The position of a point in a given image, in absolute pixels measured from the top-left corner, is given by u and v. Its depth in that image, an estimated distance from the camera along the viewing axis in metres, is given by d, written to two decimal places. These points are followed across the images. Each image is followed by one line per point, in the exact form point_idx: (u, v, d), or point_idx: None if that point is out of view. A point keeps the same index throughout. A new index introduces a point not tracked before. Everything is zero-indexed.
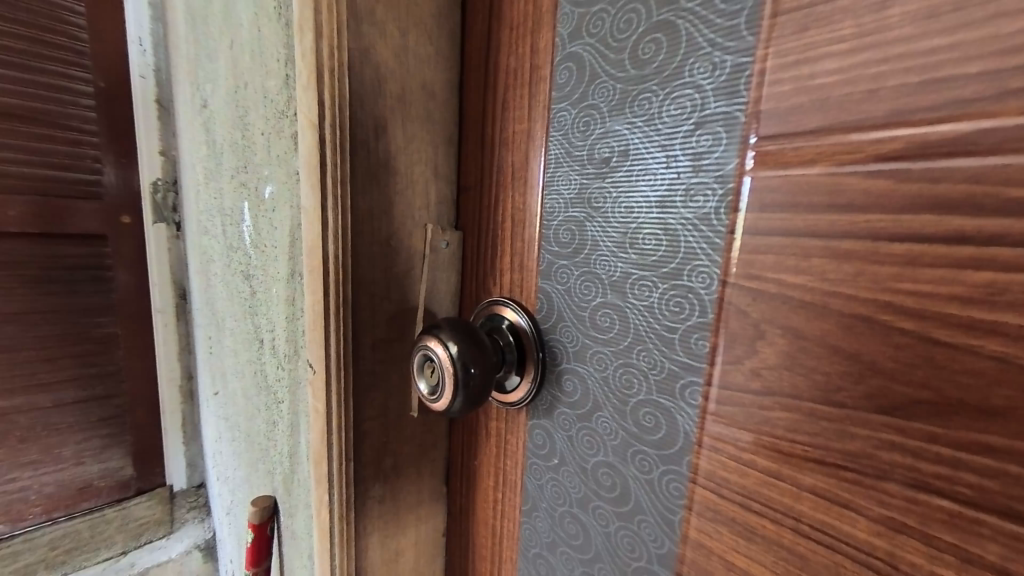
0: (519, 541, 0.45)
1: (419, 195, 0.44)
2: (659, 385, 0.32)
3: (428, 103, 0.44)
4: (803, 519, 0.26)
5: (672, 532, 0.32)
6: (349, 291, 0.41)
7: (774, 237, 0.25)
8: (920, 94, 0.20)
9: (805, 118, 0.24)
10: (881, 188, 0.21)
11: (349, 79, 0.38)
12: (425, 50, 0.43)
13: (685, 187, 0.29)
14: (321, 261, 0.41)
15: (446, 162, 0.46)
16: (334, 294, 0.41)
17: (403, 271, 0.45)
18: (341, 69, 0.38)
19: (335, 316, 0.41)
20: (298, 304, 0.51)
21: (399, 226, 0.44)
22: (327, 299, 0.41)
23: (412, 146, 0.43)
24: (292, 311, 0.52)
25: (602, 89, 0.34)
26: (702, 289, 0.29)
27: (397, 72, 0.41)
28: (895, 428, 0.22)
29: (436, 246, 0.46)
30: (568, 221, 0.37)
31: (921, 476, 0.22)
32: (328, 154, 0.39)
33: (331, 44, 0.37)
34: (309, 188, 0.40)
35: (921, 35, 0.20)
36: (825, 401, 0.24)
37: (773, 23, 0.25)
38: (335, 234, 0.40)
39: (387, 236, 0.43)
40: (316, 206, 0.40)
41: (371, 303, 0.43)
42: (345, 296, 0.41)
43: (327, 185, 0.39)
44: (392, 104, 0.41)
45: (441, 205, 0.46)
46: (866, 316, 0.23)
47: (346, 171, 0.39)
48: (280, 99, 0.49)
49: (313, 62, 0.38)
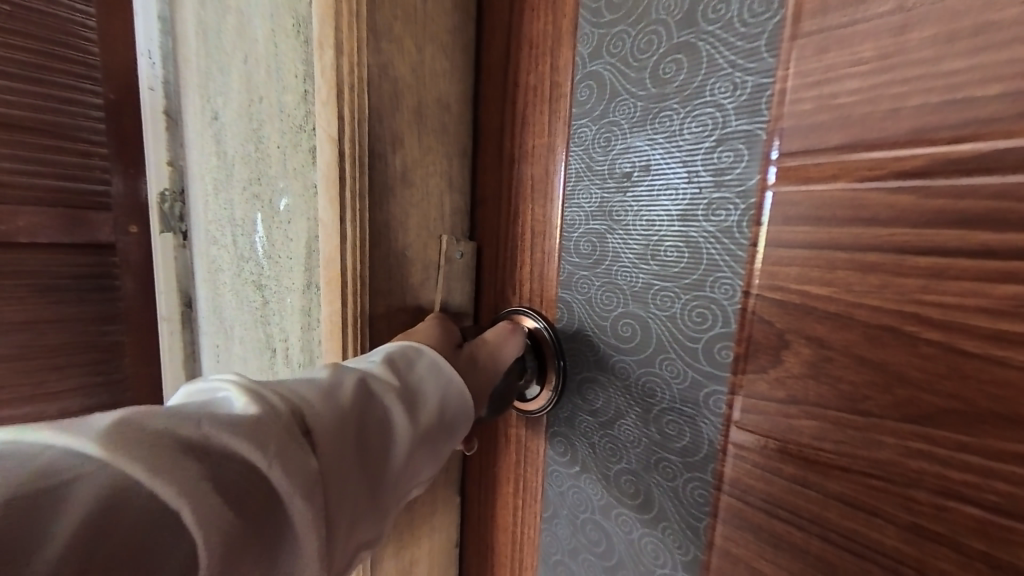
0: (540, 548, 0.46)
1: (438, 207, 0.46)
2: (683, 394, 0.32)
3: (444, 117, 0.45)
4: (831, 527, 0.26)
5: (697, 538, 0.33)
6: (367, 302, 0.42)
7: (798, 249, 0.26)
8: (940, 114, 0.22)
9: (828, 135, 0.25)
10: (903, 204, 0.23)
11: (368, 94, 0.39)
12: (441, 65, 0.44)
13: (706, 202, 0.30)
14: (339, 272, 0.42)
15: (462, 175, 0.47)
16: (352, 306, 0.42)
17: (421, 280, 0.45)
18: (360, 84, 0.39)
19: (354, 327, 0.43)
20: (314, 314, 0.53)
21: (418, 238, 0.45)
22: (346, 311, 0.42)
23: (431, 162, 0.44)
24: (306, 320, 0.54)
25: (622, 106, 0.35)
26: (725, 300, 0.30)
27: (414, 86, 0.42)
28: (924, 436, 0.23)
29: (451, 256, 0.46)
30: (589, 233, 0.38)
31: (949, 484, 0.23)
32: (347, 168, 0.40)
33: (351, 60, 0.39)
34: (326, 201, 0.41)
35: (940, 58, 0.22)
36: (852, 410, 0.25)
37: (793, 45, 0.26)
38: (354, 246, 0.41)
39: (403, 249, 0.44)
40: (333, 219, 0.41)
41: (388, 314, 0.44)
42: (362, 309, 0.42)
43: (347, 198, 0.40)
44: (407, 118, 0.42)
45: (456, 215, 0.47)
46: (890, 326, 0.24)
47: (361, 179, 0.40)
48: (298, 117, 0.51)
49: (332, 78, 0.39)
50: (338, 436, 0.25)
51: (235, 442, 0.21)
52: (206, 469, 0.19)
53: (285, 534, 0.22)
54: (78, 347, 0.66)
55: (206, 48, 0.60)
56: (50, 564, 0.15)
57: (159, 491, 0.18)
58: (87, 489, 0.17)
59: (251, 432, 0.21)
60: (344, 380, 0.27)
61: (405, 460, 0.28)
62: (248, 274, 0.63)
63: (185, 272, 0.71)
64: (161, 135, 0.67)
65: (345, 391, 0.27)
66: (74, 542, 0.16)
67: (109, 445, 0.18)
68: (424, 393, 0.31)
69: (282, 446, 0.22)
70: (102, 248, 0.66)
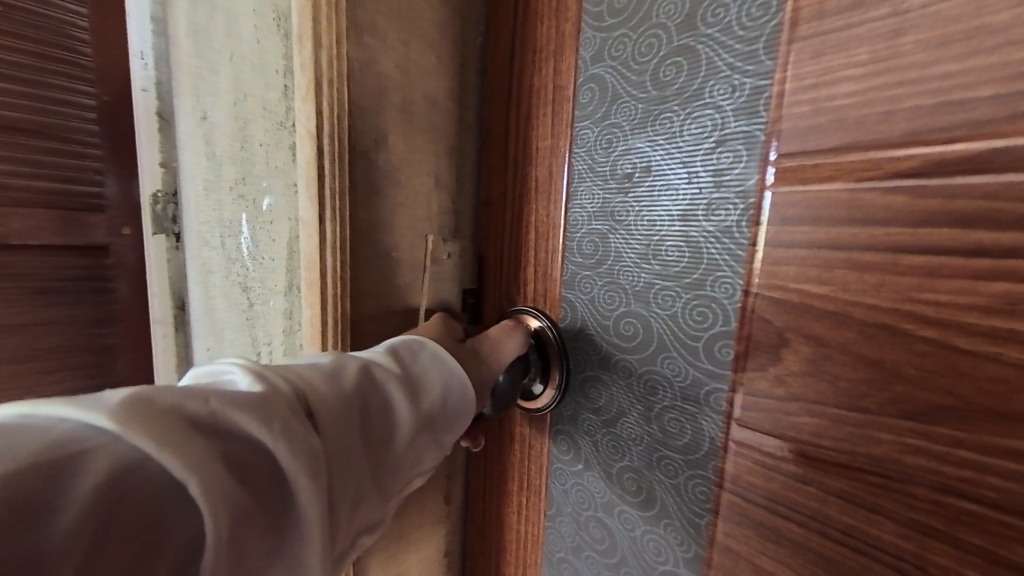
0: (544, 546, 0.46)
1: (427, 205, 0.45)
2: (683, 393, 0.33)
3: (431, 114, 0.44)
4: (830, 522, 0.27)
5: (698, 536, 0.33)
6: (348, 306, 0.41)
7: (796, 249, 0.27)
8: (932, 116, 0.22)
9: (824, 137, 0.25)
10: (898, 204, 0.23)
11: (349, 89, 0.38)
12: (427, 59, 0.43)
13: (706, 202, 0.31)
14: (319, 275, 0.39)
15: (454, 172, 0.47)
16: (334, 309, 0.40)
17: (409, 279, 0.45)
18: (340, 79, 0.37)
19: (335, 335, 0.40)
20: (296, 318, 0.46)
21: (403, 235, 0.44)
22: (329, 314, 0.40)
23: (419, 159, 0.43)
24: (288, 326, 0.46)
25: (624, 108, 0.35)
26: (725, 299, 0.30)
27: (399, 82, 0.41)
28: (920, 432, 0.23)
29: (438, 257, 0.46)
30: (592, 233, 0.38)
31: (945, 479, 0.23)
32: (328, 166, 0.38)
33: (331, 55, 0.37)
34: (307, 200, 0.39)
35: (933, 62, 0.22)
36: (850, 408, 0.25)
37: (789, 48, 0.26)
38: (336, 247, 0.39)
39: (388, 249, 0.43)
40: (314, 218, 0.39)
41: (374, 317, 0.43)
42: (343, 313, 0.40)
43: (328, 198, 0.38)
44: (393, 115, 0.41)
45: (442, 215, 0.47)
46: (887, 324, 0.24)
47: (344, 177, 0.38)
48: (275, 91, 0.42)
49: (311, 72, 0.37)
50: (342, 419, 0.24)
51: (243, 417, 0.20)
52: (215, 443, 0.19)
53: (291, 514, 0.21)
54: (80, 360, 0.48)
55: (195, 49, 0.46)
56: (70, 519, 0.14)
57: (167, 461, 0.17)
58: (97, 458, 0.16)
59: (261, 407, 0.20)
60: (345, 366, 0.27)
61: (406, 444, 0.28)
62: (232, 277, 0.49)
63: (181, 276, 0.52)
64: (156, 137, 0.48)
65: (347, 376, 0.26)
66: (90, 507, 0.15)
67: (121, 417, 0.17)
68: (425, 381, 0.31)
69: (292, 423, 0.21)
70: (94, 249, 0.47)
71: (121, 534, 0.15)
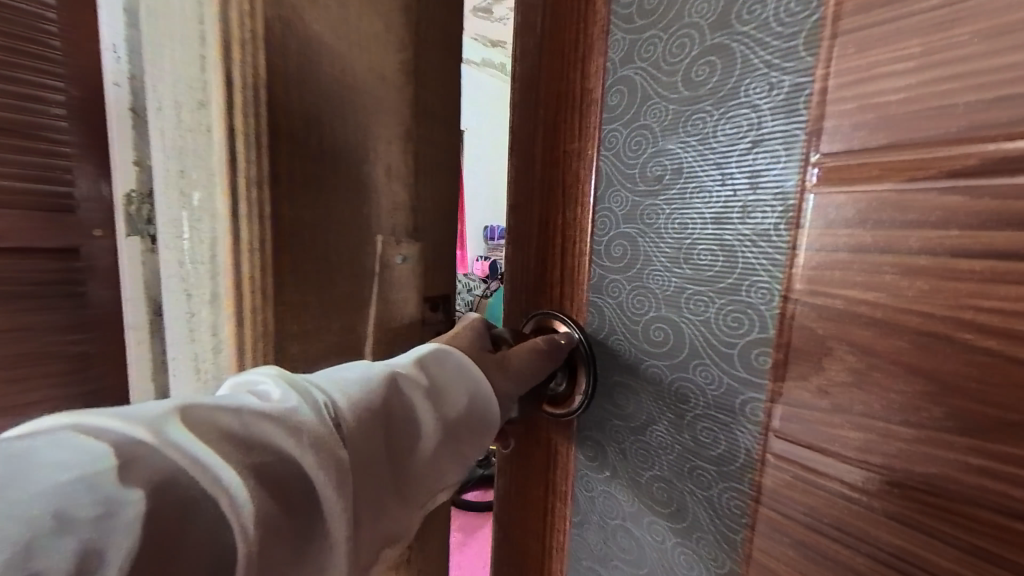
0: (570, 553, 0.46)
1: (374, 203, 0.42)
2: (717, 402, 0.32)
3: (383, 92, 0.41)
4: (879, 544, 0.25)
5: (732, 551, 0.32)
6: (273, 315, 0.39)
7: (840, 253, 0.25)
8: (994, 110, 0.20)
9: (871, 135, 0.24)
10: (956, 205, 0.21)
11: (264, 57, 0.36)
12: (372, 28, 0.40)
13: (742, 204, 0.30)
14: (239, 277, 0.38)
15: (405, 168, 0.43)
16: (251, 308, 0.39)
17: (353, 284, 0.42)
18: (255, 49, 0.35)
19: (256, 343, 0.39)
20: (222, 334, 0.41)
21: (336, 233, 0.41)
22: (256, 319, 0.39)
23: (363, 152, 0.41)
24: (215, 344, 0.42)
25: (653, 110, 0.35)
26: (762, 305, 0.29)
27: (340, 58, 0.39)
28: (982, 451, 0.22)
29: (391, 261, 0.43)
30: (620, 237, 0.38)
31: (1011, 503, 0.21)
32: (241, 149, 0.36)
33: (242, 12, 0.35)
34: (221, 194, 0.38)
35: (991, 52, 0.20)
36: (902, 422, 0.24)
37: (832, 44, 0.25)
38: (251, 244, 0.37)
39: (324, 246, 0.41)
40: (228, 212, 0.37)
41: (310, 324, 0.41)
42: (265, 316, 0.39)
43: (243, 187, 0.37)
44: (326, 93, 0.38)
45: (400, 213, 0.43)
46: (943, 333, 0.22)
47: (263, 172, 0.37)
48: (194, 69, 0.38)
49: (221, 37, 0.35)
50: (369, 426, 0.25)
51: (272, 431, 0.21)
52: (247, 456, 0.20)
53: (318, 522, 0.22)
54: None
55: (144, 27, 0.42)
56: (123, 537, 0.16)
57: (199, 477, 0.18)
58: (139, 467, 0.17)
59: (287, 420, 0.22)
60: (374, 372, 0.27)
61: (429, 454, 0.29)
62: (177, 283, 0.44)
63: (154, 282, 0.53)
64: (130, 137, 0.51)
65: (376, 383, 0.27)
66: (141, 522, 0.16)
67: (160, 429, 0.18)
68: (449, 389, 0.31)
69: (317, 436, 0.22)
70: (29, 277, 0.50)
71: (162, 540, 0.17)
